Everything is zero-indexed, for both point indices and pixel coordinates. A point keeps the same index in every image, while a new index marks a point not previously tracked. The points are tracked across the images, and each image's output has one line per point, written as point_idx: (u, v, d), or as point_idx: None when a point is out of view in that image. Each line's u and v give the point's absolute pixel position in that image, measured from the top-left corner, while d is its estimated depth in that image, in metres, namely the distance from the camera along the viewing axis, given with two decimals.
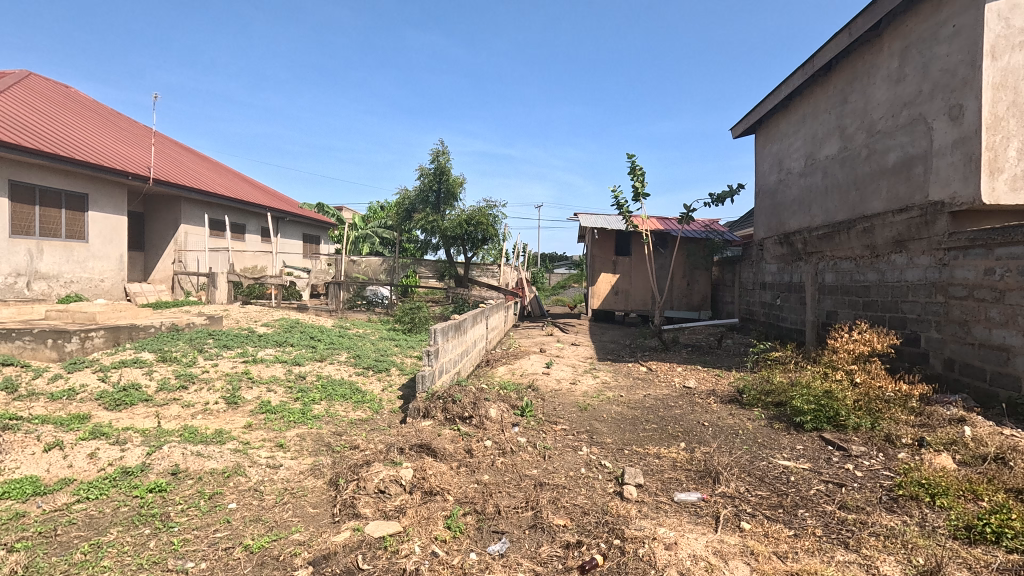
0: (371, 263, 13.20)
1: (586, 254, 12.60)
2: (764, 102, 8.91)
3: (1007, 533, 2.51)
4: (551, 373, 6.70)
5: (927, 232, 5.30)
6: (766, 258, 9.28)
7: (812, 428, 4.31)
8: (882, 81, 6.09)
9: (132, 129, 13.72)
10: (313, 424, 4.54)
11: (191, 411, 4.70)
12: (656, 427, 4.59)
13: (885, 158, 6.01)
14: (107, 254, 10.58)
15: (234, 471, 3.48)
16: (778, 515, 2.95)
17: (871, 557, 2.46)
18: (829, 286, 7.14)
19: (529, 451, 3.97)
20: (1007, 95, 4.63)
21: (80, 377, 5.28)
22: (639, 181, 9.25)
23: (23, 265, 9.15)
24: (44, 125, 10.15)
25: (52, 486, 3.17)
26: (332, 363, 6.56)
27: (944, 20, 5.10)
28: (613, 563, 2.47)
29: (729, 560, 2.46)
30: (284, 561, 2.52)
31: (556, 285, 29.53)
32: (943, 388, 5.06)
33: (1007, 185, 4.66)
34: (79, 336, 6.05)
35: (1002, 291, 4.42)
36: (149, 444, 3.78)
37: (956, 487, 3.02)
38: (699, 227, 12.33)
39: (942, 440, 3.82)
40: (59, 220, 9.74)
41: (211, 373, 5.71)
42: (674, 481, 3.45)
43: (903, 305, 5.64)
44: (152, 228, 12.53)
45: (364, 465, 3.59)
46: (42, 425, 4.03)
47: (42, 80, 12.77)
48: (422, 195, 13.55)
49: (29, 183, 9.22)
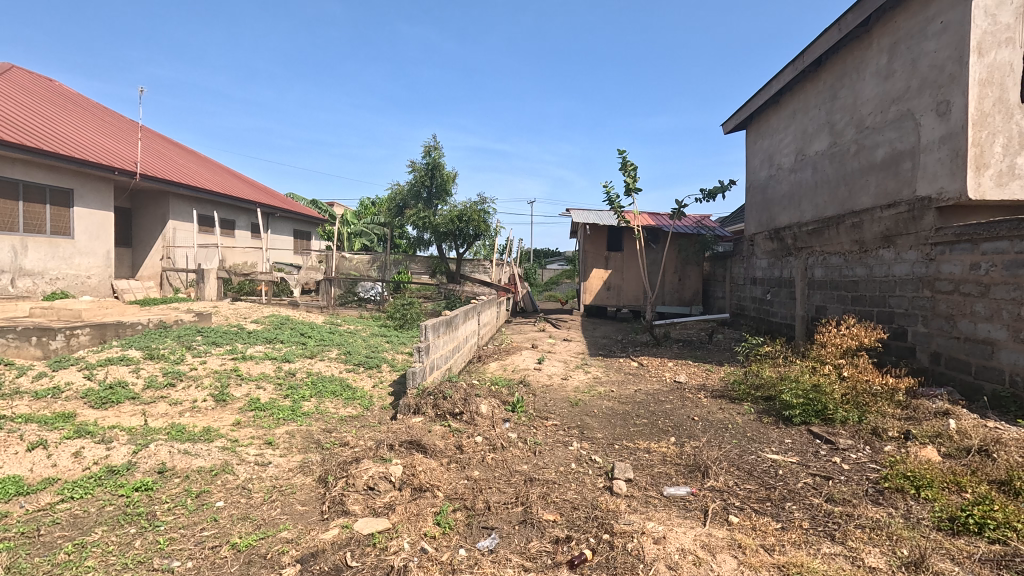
0: (362, 260, 12.76)
1: (579, 250, 12.60)
2: (755, 98, 8.88)
3: (989, 524, 2.55)
4: (543, 369, 6.69)
5: (914, 228, 5.35)
6: (757, 254, 9.35)
7: (800, 421, 4.36)
8: (871, 77, 6.12)
9: (119, 124, 13.50)
10: (302, 422, 4.51)
11: (178, 408, 4.66)
12: (646, 422, 4.62)
13: (873, 153, 6.05)
14: (93, 250, 10.40)
15: (222, 469, 3.45)
16: (766, 507, 2.98)
17: (856, 549, 2.49)
18: (818, 281, 7.22)
19: (520, 447, 3.96)
20: (993, 91, 4.68)
21: (66, 375, 5.20)
22: (631, 177, 9.25)
23: (6, 261, 9.00)
24: (27, 119, 9.94)
25: (36, 485, 3.12)
26: (323, 360, 6.51)
27: (932, 16, 5.12)
28: (602, 557, 2.48)
29: (716, 553, 2.47)
30: (271, 559, 2.51)
31: (550, 280, 29.51)
32: (929, 381, 5.13)
33: (993, 181, 4.71)
34: (64, 333, 5.96)
35: (988, 285, 4.46)
36: (136, 443, 3.74)
37: (940, 479, 3.05)
38: (691, 223, 12.43)
39: (928, 433, 3.87)
40: (42, 216, 9.57)
41: (199, 371, 5.64)
42: (663, 475, 3.47)
43: (890, 300, 5.71)
44: (140, 224, 12.36)
45: (353, 462, 3.55)
46: (26, 423, 3.98)
47: (26, 74, 12.54)
48: (414, 190, 13.27)
49: (12, 178, 9.09)
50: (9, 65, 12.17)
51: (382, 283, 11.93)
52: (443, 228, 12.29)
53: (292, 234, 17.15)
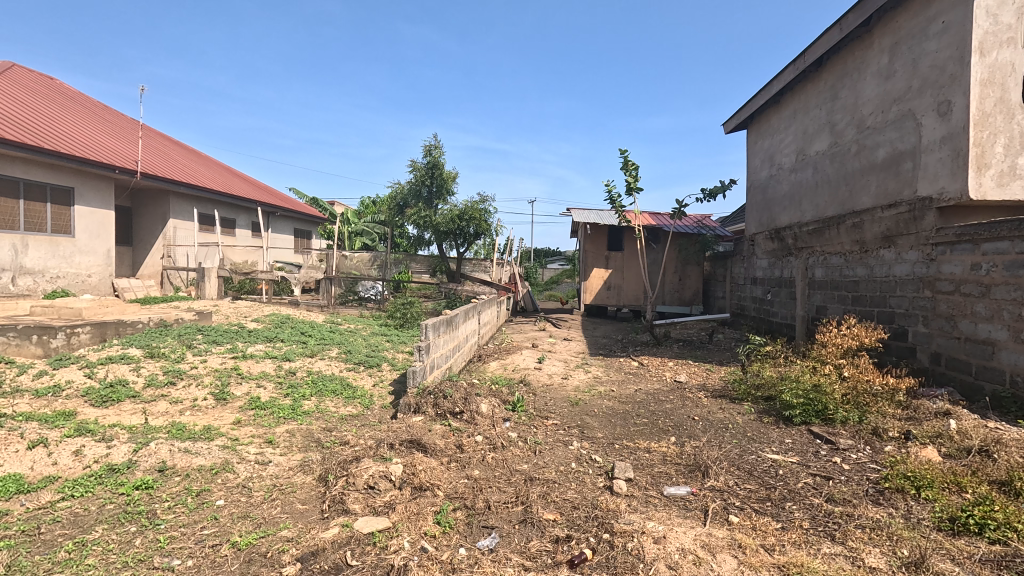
0: (363, 258, 12.74)
1: (579, 249, 12.59)
2: (756, 98, 8.88)
3: (990, 525, 2.55)
4: (543, 368, 6.68)
5: (915, 228, 5.35)
6: (757, 254, 9.35)
7: (800, 422, 4.36)
8: (872, 77, 6.12)
9: (121, 122, 13.52)
10: (302, 421, 4.51)
11: (179, 407, 4.66)
12: (647, 422, 4.62)
13: (874, 154, 6.05)
14: (94, 249, 10.41)
15: (223, 468, 3.45)
16: (766, 507, 2.98)
17: (857, 549, 2.49)
18: (818, 281, 7.22)
19: (520, 446, 3.97)
20: (994, 91, 4.68)
21: (66, 374, 5.21)
22: (632, 176, 9.24)
23: (7, 259, 9.00)
24: (29, 118, 9.95)
25: (37, 483, 3.12)
26: (323, 359, 6.51)
27: (933, 17, 5.12)
28: (602, 556, 2.48)
29: (716, 553, 2.47)
30: (271, 558, 2.51)
31: (551, 279, 29.52)
32: (929, 382, 5.13)
33: (994, 181, 4.70)
34: (64, 331, 5.96)
35: (989, 286, 4.46)
36: (136, 441, 3.75)
37: (940, 479, 3.06)
38: (692, 223, 12.44)
39: (929, 433, 3.87)
40: (43, 214, 9.58)
41: (199, 369, 5.64)
42: (663, 475, 3.46)
43: (891, 300, 5.71)
44: (140, 223, 12.38)
45: (353, 461, 3.55)
46: (27, 421, 3.99)
47: (27, 72, 12.54)
48: (415, 189, 13.26)
49: (13, 177, 9.09)
50: (10, 63, 12.17)
51: (383, 283, 11.92)
52: (444, 227, 12.29)
53: (292, 233, 17.16)
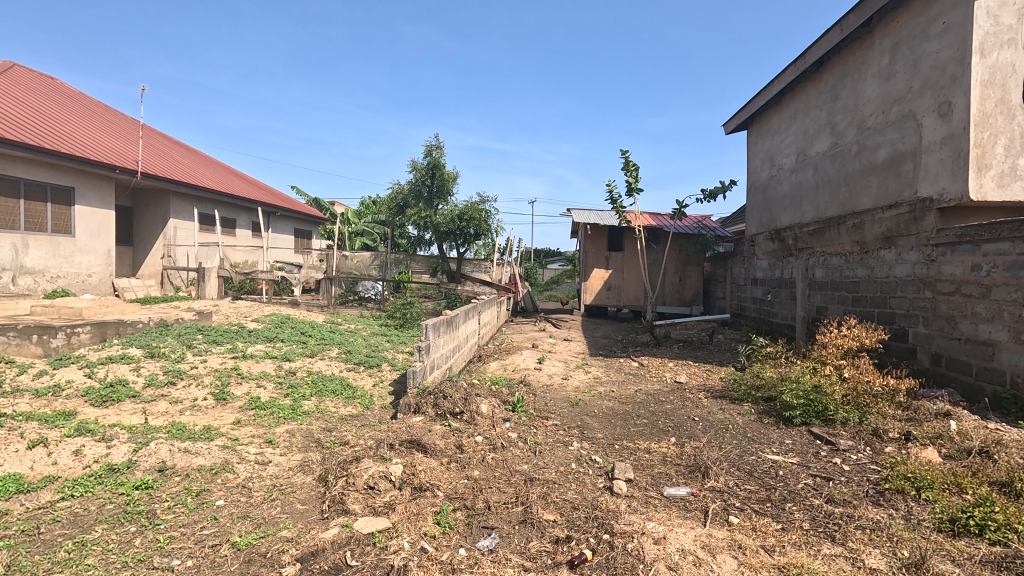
0: (363, 259, 12.79)
1: (580, 249, 12.60)
2: (757, 98, 8.88)
3: (991, 526, 2.55)
4: (543, 369, 6.69)
5: (915, 229, 5.35)
6: (757, 254, 9.35)
7: (800, 422, 4.36)
8: (872, 77, 6.12)
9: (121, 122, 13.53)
10: (302, 421, 4.51)
11: (179, 407, 4.67)
12: (647, 422, 4.61)
13: (874, 154, 6.05)
14: (94, 248, 10.42)
15: (223, 468, 3.45)
16: (766, 508, 2.97)
17: (857, 549, 2.48)
18: (819, 282, 7.21)
19: (520, 446, 3.97)
20: (994, 92, 4.68)
21: (66, 373, 5.21)
22: (633, 176, 9.24)
23: (7, 259, 9.00)
24: (30, 118, 9.96)
25: (37, 483, 3.12)
26: (323, 359, 6.50)
27: (933, 17, 5.12)
28: (602, 557, 2.48)
29: (716, 554, 2.47)
30: (271, 558, 2.50)
31: (551, 279, 29.56)
32: (929, 382, 5.12)
33: (995, 182, 4.70)
34: (64, 331, 5.96)
35: (989, 286, 4.46)
36: (136, 441, 3.75)
37: (941, 480, 3.05)
38: (692, 223, 12.45)
39: (929, 434, 3.86)
40: (44, 214, 9.58)
41: (199, 369, 5.64)
42: (663, 476, 3.46)
43: (891, 300, 5.71)
44: (141, 223, 12.38)
45: (353, 461, 3.55)
46: (27, 421, 3.99)
47: (28, 72, 12.54)
48: (415, 189, 13.26)
49: (14, 177, 9.09)
50: (11, 64, 12.18)
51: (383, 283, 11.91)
52: (444, 227, 12.29)
53: (292, 233, 17.16)
